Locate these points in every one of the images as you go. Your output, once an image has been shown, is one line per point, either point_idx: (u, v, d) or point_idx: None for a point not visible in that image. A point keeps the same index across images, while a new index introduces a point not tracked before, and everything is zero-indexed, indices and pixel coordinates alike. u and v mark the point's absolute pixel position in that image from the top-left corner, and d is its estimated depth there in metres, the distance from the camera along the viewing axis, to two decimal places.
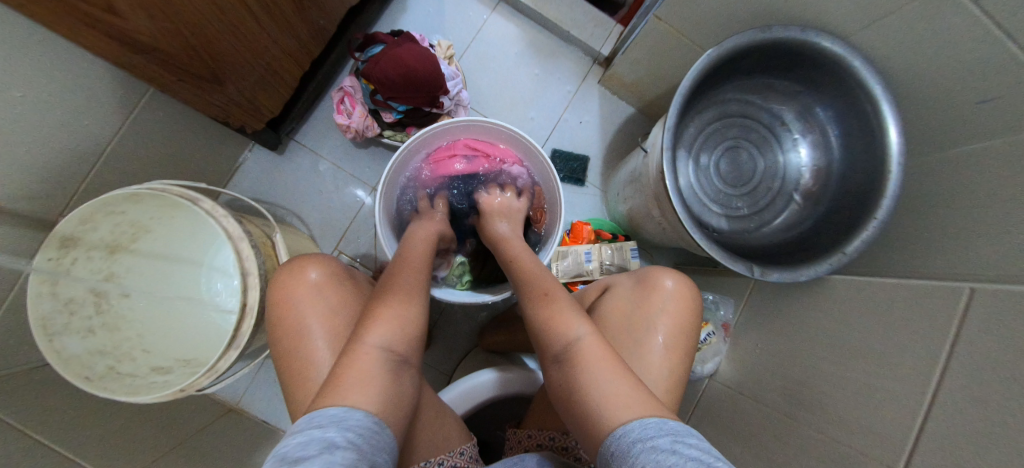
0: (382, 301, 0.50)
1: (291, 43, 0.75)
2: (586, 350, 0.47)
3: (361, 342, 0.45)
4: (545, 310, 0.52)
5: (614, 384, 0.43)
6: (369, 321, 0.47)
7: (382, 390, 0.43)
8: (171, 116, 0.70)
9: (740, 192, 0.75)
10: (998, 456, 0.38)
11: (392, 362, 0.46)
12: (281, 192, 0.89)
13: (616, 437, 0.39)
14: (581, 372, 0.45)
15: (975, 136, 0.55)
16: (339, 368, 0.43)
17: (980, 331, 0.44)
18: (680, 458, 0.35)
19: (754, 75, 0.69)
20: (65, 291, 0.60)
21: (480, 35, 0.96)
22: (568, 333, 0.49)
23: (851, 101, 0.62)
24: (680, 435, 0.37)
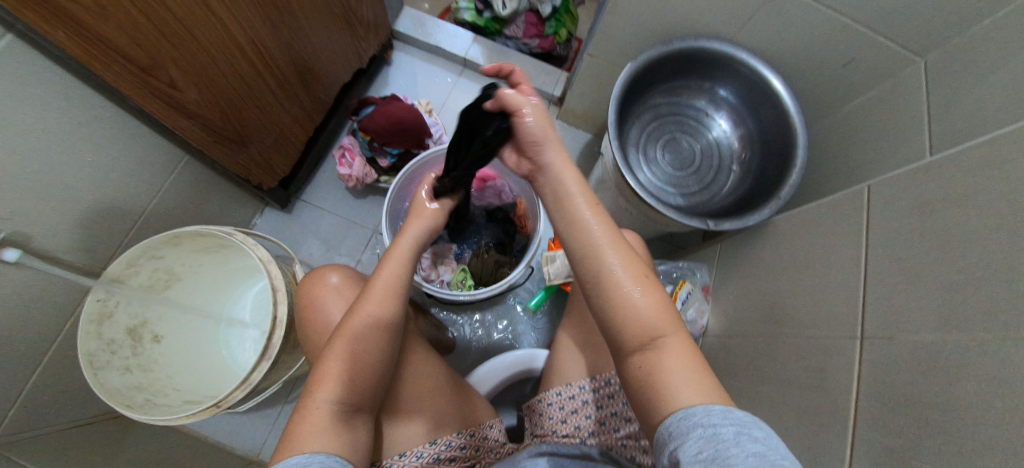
0: (340, 343, 0.53)
1: (300, 113, 0.91)
2: (667, 344, 0.43)
3: (318, 394, 0.50)
4: (616, 286, 0.46)
5: (688, 380, 0.40)
6: (326, 373, 0.51)
7: (341, 434, 0.49)
8: (194, 182, 0.82)
9: (687, 172, 0.88)
10: (926, 290, 0.46)
11: (343, 413, 0.50)
12: (291, 245, 0.99)
13: (673, 422, 0.38)
14: (660, 363, 0.42)
15: (884, 88, 0.69)
16: (299, 418, 0.49)
17: (887, 211, 0.54)
18: (743, 453, 0.33)
19: (673, 80, 0.87)
20: (108, 331, 0.67)
21: (451, 95, 1.16)
22: (648, 327, 0.44)
23: (753, 86, 0.79)
24: (747, 427, 0.35)
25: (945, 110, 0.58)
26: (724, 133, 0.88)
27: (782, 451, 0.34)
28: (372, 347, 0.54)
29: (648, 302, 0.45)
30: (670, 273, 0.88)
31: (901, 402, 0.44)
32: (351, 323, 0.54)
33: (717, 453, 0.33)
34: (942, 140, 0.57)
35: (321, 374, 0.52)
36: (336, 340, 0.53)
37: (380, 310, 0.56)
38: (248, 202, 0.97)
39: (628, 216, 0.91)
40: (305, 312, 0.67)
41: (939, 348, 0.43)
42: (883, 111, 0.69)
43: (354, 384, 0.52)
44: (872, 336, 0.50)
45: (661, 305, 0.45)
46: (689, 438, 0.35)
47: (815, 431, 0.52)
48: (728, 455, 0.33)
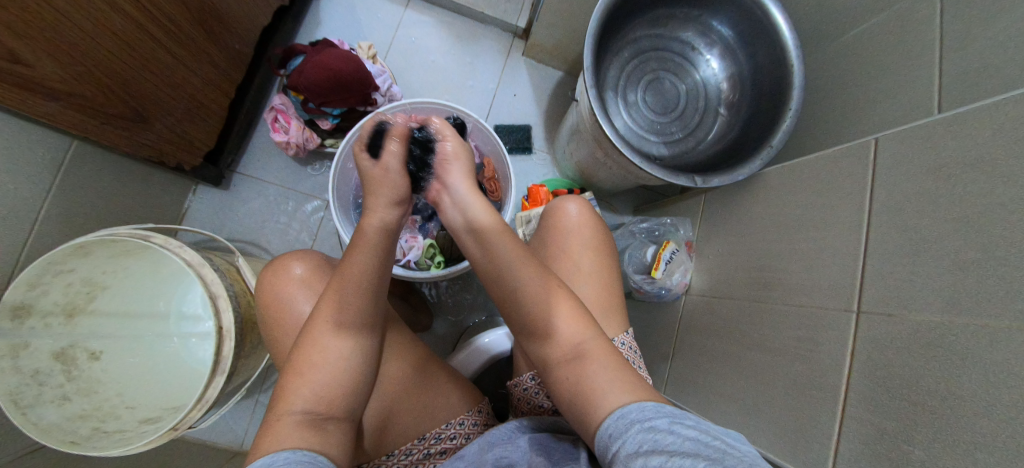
0: (323, 331, 0.49)
1: (213, 72, 0.75)
2: (591, 349, 0.44)
3: (287, 400, 0.46)
4: (534, 305, 0.46)
5: (613, 384, 0.41)
6: (308, 364, 0.48)
7: (316, 437, 0.44)
8: (98, 169, 0.68)
9: (670, 117, 0.80)
10: (935, 266, 0.43)
11: (312, 421, 0.45)
12: (235, 225, 0.87)
13: (612, 423, 0.38)
14: (584, 370, 0.43)
15: (887, 18, 0.61)
16: (267, 426, 0.45)
17: (896, 171, 0.49)
18: (678, 438, 0.34)
19: (658, 7, 0.74)
20: (27, 363, 0.58)
21: (399, 32, 0.99)
22: (573, 335, 0.45)
23: (745, 14, 0.69)
24: (679, 417, 0.36)
25: (960, 47, 0.51)
26: (711, 71, 0.79)
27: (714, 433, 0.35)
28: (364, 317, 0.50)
29: (565, 310, 0.46)
30: (653, 231, 0.84)
31: (899, 382, 0.43)
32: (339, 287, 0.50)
33: (656, 444, 0.34)
34: (955, 84, 0.50)
35: (293, 377, 0.47)
36: (319, 326, 0.49)
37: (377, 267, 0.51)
38: (175, 182, 0.83)
39: (607, 170, 0.84)
40: (271, 312, 0.59)
41: (941, 332, 0.41)
42: (891, 41, 0.60)
43: (338, 375, 0.48)
44: (869, 311, 0.48)
45: (578, 314, 0.46)
46: (628, 436, 0.36)
47: (802, 403, 0.51)
48: (665, 444, 0.33)
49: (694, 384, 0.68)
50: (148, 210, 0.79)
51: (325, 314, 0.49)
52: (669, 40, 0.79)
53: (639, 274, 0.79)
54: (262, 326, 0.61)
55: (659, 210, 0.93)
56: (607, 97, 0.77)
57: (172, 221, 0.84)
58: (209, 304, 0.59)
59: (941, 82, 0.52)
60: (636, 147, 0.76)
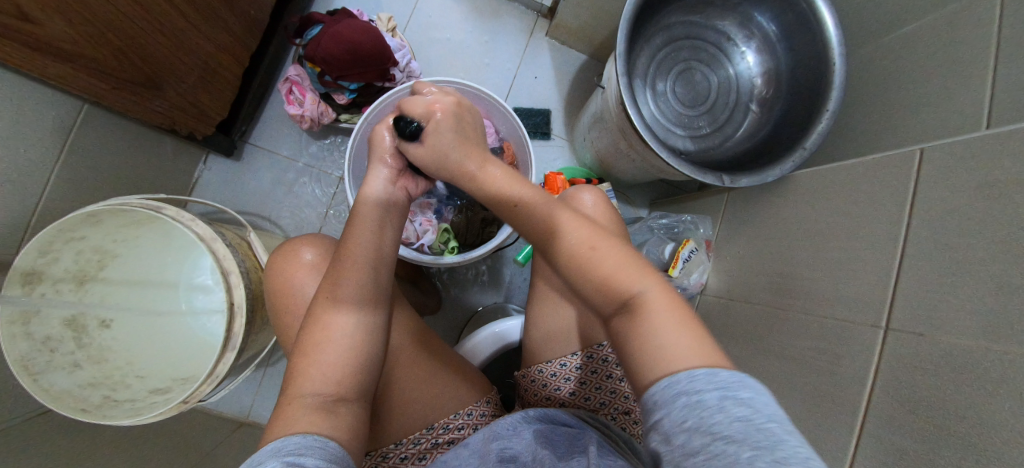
0: (329, 314, 0.49)
1: (228, 39, 0.72)
2: (647, 301, 0.37)
3: (299, 383, 0.45)
4: (571, 259, 0.41)
5: (676, 343, 0.35)
6: (317, 344, 0.47)
7: (328, 420, 0.43)
8: (109, 134, 0.66)
9: (698, 111, 0.77)
10: (974, 289, 0.41)
11: (323, 404, 0.44)
12: (246, 197, 0.86)
13: (657, 390, 0.33)
14: (640, 327, 0.36)
15: (941, 18, 0.57)
16: (279, 411, 0.44)
17: (940, 184, 0.47)
18: (728, 421, 0.29)
19: None
20: (38, 329, 0.58)
21: (419, 3, 0.95)
22: (622, 289, 0.38)
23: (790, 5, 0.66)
24: (734, 389, 0.31)
25: (1023, 55, 0.48)
26: (746, 64, 0.76)
27: (771, 409, 0.30)
28: (365, 293, 0.50)
29: (611, 258, 0.40)
30: (671, 228, 0.82)
31: (925, 404, 0.42)
32: (336, 265, 0.51)
33: (700, 423, 0.29)
34: (1011, 94, 0.48)
35: (302, 361, 0.47)
36: (322, 306, 0.49)
37: (375, 242, 0.52)
38: (186, 151, 0.81)
39: (628, 161, 0.81)
40: (281, 298, 0.58)
41: (975, 357, 0.40)
42: (943, 43, 0.57)
43: (347, 354, 0.48)
44: (898, 329, 0.46)
45: (627, 260, 0.40)
46: (671, 406, 0.31)
47: (818, 415, 0.51)
48: (713, 425, 0.29)
49: None
50: (158, 179, 0.78)
51: (324, 292, 0.50)
52: (704, 30, 0.76)
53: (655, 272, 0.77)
54: (272, 313, 0.60)
55: (678, 205, 0.91)
56: (635, 85, 0.74)
57: (182, 190, 0.83)
58: (221, 279, 0.59)
59: (996, 92, 0.49)
60: (661, 140, 0.73)
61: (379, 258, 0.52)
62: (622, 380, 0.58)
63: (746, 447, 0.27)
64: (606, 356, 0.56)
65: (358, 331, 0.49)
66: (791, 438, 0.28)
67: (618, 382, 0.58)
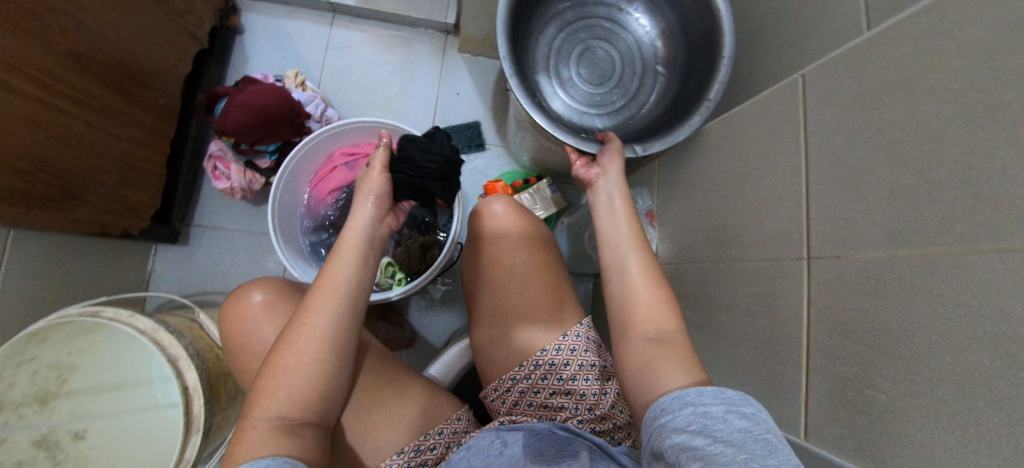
0: (304, 334, 0.46)
1: (143, 134, 0.74)
2: (670, 338, 0.45)
3: (262, 405, 0.43)
4: (631, 282, 0.49)
5: (676, 368, 0.42)
6: (285, 365, 0.45)
7: (293, 443, 0.42)
8: (46, 249, 0.68)
9: (608, 86, 0.77)
10: (873, 199, 0.41)
11: (288, 427, 0.42)
12: (201, 278, 0.87)
13: (667, 400, 0.39)
14: (664, 354, 0.43)
15: None
16: (238, 434, 0.42)
17: (824, 105, 0.47)
18: (730, 430, 0.34)
19: None
20: (8, 458, 0.59)
21: (330, 52, 0.97)
22: (655, 320, 0.46)
23: None
24: (737, 405, 0.36)
25: None
26: (644, 30, 0.77)
27: (768, 424, 0.35)
28: (346, 316, 0.48)
29: (651, 298, 0.47)
30: None
31: (853, 325, 0.41)
32: (322, 289, 0.49)
33: (704, 428, 0.35)
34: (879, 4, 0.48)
35: (270, 384, 0.44)
36: (296, 326, 0.46)
37: (356, 269, 0.51)
38: (133, 246, 0.83)
39: (556, 154, 0.81)
40: (231, 342, 0.54)
41: (888, 268, 0.39)
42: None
43: (319, 375, 0.45)
44: (819, 257, 0.46)
45: (665, 305, 0.47)
46: (678, 414, 0.37)
47: (769, 358, 0.50)
48: (715, 430, 0.34)
49: None
50: (110, 279, 0.79)
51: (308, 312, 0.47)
52: (595, 8, 0.77)
53: None
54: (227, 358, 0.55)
55: None
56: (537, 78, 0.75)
57: (136, 285, 0.84)
58: (170, 369, 0.64)
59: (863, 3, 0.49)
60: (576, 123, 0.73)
61: (358, 283, 0.51)
62: (574, 379, 0.59)
63: (741, 450, 0.32)
64: (552, 359, 0.59)
65: (336, 353, 0.47)
66: (780, 442, 0.33)
67: (570, 382, 0.59)
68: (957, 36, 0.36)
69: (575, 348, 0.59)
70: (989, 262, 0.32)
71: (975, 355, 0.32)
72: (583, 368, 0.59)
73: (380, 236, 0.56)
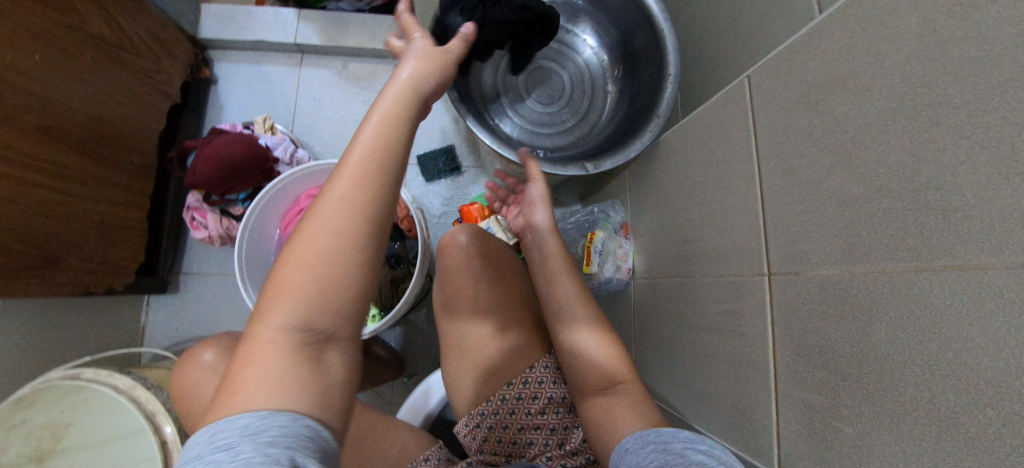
0: (328, 216, 0.31)
1: (119, 193, 0.77)
2: (625, 389, 0.48)
3: (269, 312, 0.30)
4: (581, 341, 0.52)
5: (634, 416, 0.44)
6: (288, 284, 0.31)
7: (309, 377, 0.30)
8: (38, 312, 0.71)
9: (533, 102, 0.73)
10: (825, 211, 0.37)
11: (309, 348, 0.30)
12: (191, 326, 0.89)
13: (633, 443, 0.41)
14: (619, 407, 0.46)
15: None
16: (241, 353, 0.30)
17: (773, 107, 0.44)
18: (688, 461, 0.35)
19: (630, 81, 0.68)
20: None
21: (301, 92, 0.99)
22: (609, 372, 0.49)
23: (645, 92, 0.64)
24: (694, 443, 0.37)
25: None
26: (540, 99, 0.73)
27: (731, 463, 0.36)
28: (386, 201, 0.33)
29: (608, 352, 0.50)
30: (583, 224, 0.79)
31: (816, 348, 0.38)
32: (347, 172, 0.32)
33: (663, 463, 0.36)
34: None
35: (284, 278, 0.31)
36: (319, 201, 0.32)
37: (396, 129, 0.34)
38: (125, 300, 0.86)
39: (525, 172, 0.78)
40: (182, 404, 0.55)
41: (846, 285, 0.35)
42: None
43: (351, 276, 0.31)
44: (778, 272, 0.42)
45: (618, 355, 0.50)
46: (642, 452, 0.38)
47: (739, 384, 0.46)
48: (673, 463, 0.35)
49: (657, 379, 0.62)
50: (103, 335, 0.82)
51: (314, 214, 0.32)
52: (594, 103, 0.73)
53: None
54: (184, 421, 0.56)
55: (598, 193, 0.87)
56: (547, 102, 0.73)
57: (130, 337, 0.87)
58: (147, 422, 0.65)
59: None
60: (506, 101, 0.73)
61: (402, 156, 0.34)
62: (543, 412, 0.57)
63: None
64: (520, 392, 0.57)
65: (373, 259, 0.32)
66: None
67: (539, 416, 0.57)
68: (889, 28, 0.32)
69: (543, 379, 0.57)
70: (944, 282, 0.29)
71: (941, 390, 0.29)
72: (553, 401, 0.57)
73: (442, 81, 0.41)
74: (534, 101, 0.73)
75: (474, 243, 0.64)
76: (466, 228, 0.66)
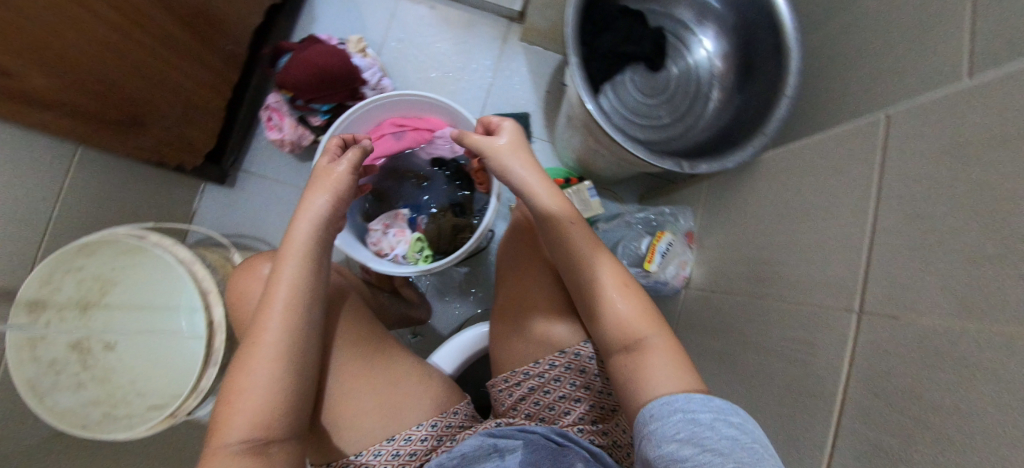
0: (254, 359, 0.47)
1: (207, 75, 0.77)
2: (651, 344, 0.46)
3: (223, 430, 0.45)
4: (600, 294, 0.49)
5: (667, 373, 0.43)
6: (242, 393, 0.46)
7: (256, 464, 0.43)
8: (110, 170, 0.73)
9: (636, 90, 0.72)
10: (946, 263, 0.37)
11: (252, 448, 0.44)
12: (240, 224, 0.91)
13: (654, 406, 0.40)
14: (641, 363, 0.45)
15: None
16: (205, 459, 0.44)
17: (908, 150, 0.43)
18: (717, 437, 0.36)
19: (741, 91, 0.67)
20: (44, 353, 0.62)
21: (393, 23, 0.98)
22: (631, 326, 0.47)
23: (755, 105, 0.63)
24: (725, 413, 0.38)
25: None
26: (643, 89, 0.73)
27: (753, 433, 0.37)
28: (298, 343, 0.49)
29: (628, 306, 0.48)
30: (650, 221, 0.78)
31: (897, 393, 0.38)
32: (263, 326, 0.49)
33: (692, 435, 0.36)
34: (996, 17, 0.40)
35: (226, 407, 0.46)
36: (256, 339, 0.48)
37: (304, 282, 0.52)
38: (184, 182, 0.88)
39: (602, 158, 0.78)
40: (239, 305, 0.59)
41: (951, 338, 0.35)
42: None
43: (277, 392, 0.47)
44: (871, 312, 0.42)
45: (642, 309, 0.48)
46: (668, 420, 0.38)
47: (793, 412, 0.47)
48: (703, 438, 0.35)
49: None
50: (158, 210, 0.84)
51: (254, 357, 0.47)
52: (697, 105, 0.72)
53: (633, 267, 0.73)
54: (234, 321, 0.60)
55: (664, 198, 0.87)
56: (650, 93, 0.73)
57: (180, 219, 0.89)
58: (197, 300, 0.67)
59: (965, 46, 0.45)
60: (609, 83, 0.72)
61: (310, 308, 0.51)
62: (586, 388, 0.57)
63: (730, 459, 0.34)
64: (569, 363, 0.57)
65: (290, 385, 0.48)
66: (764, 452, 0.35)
67: (581, 390, 0.57)
68: None
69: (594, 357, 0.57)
70: None
71: None
72: (598, 381, 0.57)
73: (331, 225, 0.58)
74: (637, 89, 0.73)
75: None
76: None
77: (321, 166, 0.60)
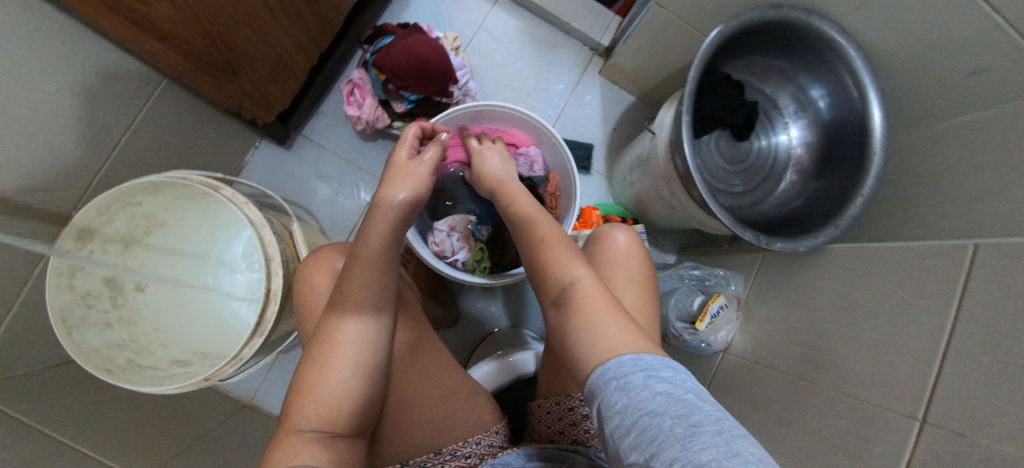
0: (330, 353, 0.48)
1: (302, 36, 0.75)
2: (579, 291, 0.44)
3: (297, 417, 0.45)
4: (543, 254, 0.49)
5: (610, 328, 0.40)
6: (317, 385, 0.47)
7: (327, 455, 0.43)
8: (180, 106, 0.70)
9: (719, 154, 0.76)
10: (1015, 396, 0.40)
11: (323, 439, 0.45)
12: (288, 188, 0.89)
13: (595, 379, 0.38)
14: (579, 314, 0.43)
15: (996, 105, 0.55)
16: (278, 441, 0.44)
17: (988, 280, 0.46)
18: (652, 394, 0.33)
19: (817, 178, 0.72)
20: (81, 284, 0.59)
21: (482, 27, 0.99)
22: (560, 276, 0.46)
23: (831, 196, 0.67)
24: (656, 369, 0.36)
25: None
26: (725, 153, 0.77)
27: (690, 384, 0.35)
28: (371, 340, 0.50)
29: (559, 252, 0.48)
30: (703, 281, 0.80)
31: None
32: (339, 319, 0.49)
33: (629, 403, 0.34)
34: None
35: (302, 396, 0.46)
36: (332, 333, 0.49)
37: (378, 277, 0.51)
38: (244, 134, 0.85)
39: (667, 207, 0.80)
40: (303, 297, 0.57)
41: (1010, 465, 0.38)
42: (1001, 119, 0.54)
43: (347, 386, 0.47)
44: (935, 423, 0.45)
45: (574, 256, 0.48)
46: (606, 391, 0.36)
47: None
48: (639, 402, 0.33)
49: None
50: (213, 157, 0.81)
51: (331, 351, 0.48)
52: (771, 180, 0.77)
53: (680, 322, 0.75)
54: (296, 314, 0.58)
55: (711, 258, 0.90)
56: (730, 159, 0.77)
57: (230, 170, 0.86)
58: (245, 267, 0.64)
59: None
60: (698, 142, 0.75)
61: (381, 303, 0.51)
62: None
63: (667, 417, 0.32)
64: None
65: (358, 380, 0.48)
66: (706, 402, 0.34)
67: None
68: None
69: None
70: None
71: None
72: None
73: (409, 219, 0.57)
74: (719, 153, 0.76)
75: (625, 249, 0.64)
76: (618, 227, 0.66)
77: (401, 162, 0.60)
